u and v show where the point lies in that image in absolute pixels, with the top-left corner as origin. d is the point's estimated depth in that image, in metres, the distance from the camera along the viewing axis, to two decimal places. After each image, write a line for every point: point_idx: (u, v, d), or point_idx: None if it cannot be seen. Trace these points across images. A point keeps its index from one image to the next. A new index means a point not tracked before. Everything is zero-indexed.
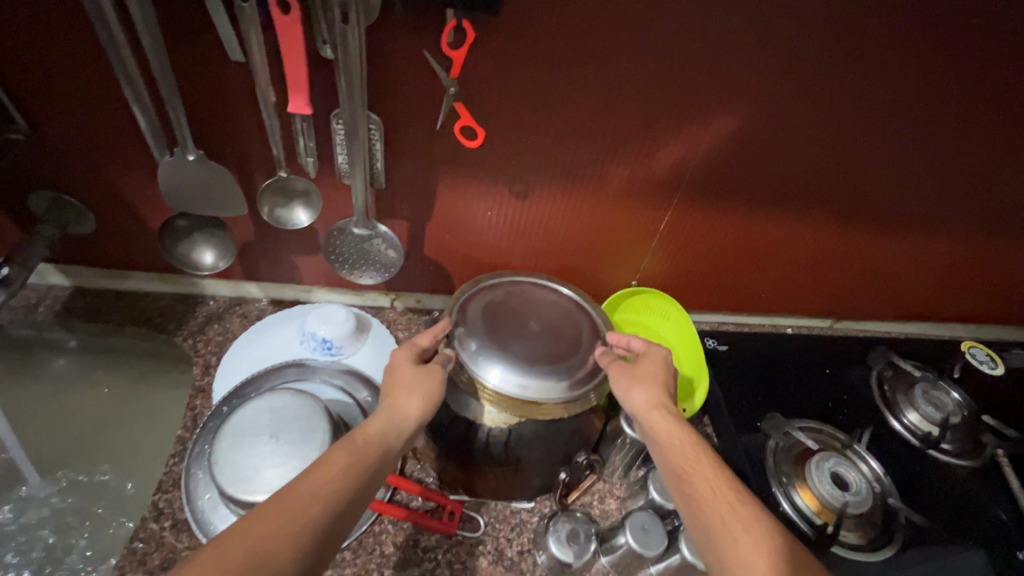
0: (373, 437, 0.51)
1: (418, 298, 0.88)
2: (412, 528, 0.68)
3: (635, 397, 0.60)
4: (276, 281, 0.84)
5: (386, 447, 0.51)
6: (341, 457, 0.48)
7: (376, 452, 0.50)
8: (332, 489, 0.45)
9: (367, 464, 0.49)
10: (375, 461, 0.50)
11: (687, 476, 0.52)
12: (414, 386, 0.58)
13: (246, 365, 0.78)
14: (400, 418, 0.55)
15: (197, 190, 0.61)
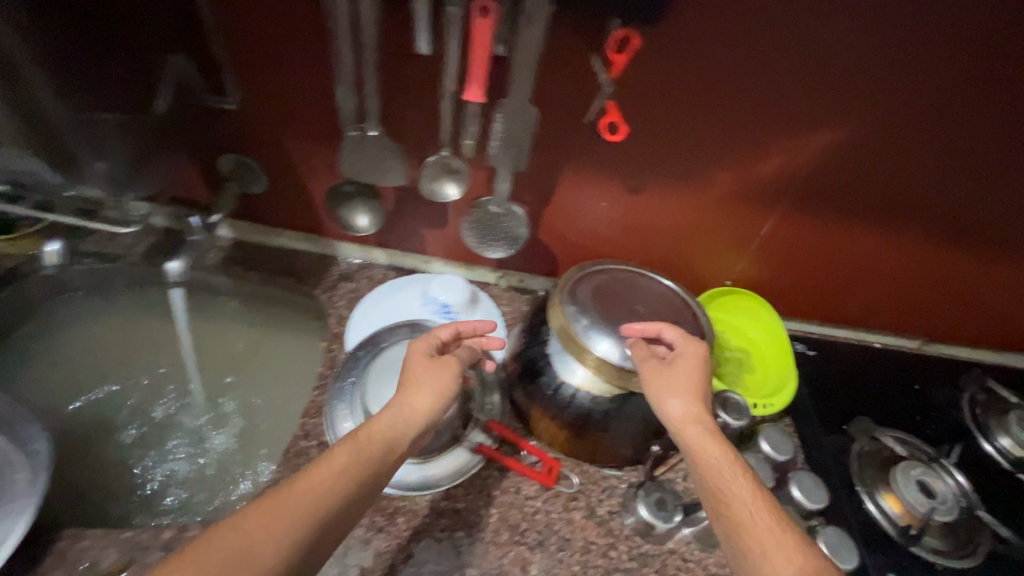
0: (382, 435, 0.55)
1: (522, 277, 0.97)
2: (514, 477, 0.75)
3: (670, 407, 0.62)
4: (402, 249, 0.95)
5: (391, 447, 0.55)
6: (341, 457, 0.51)
7: (378, 451, 0.54)
8: (324, 494, 0.48)
9: (367, 462, 0.52)
10: (378, 460, 0.53)
11: (724, 490, 0.56)
12: (428, 382, 0.61)
13: (373, 319, 0.88)
14: (405, 414, 0.58)
15: (368, 162, 0.71)
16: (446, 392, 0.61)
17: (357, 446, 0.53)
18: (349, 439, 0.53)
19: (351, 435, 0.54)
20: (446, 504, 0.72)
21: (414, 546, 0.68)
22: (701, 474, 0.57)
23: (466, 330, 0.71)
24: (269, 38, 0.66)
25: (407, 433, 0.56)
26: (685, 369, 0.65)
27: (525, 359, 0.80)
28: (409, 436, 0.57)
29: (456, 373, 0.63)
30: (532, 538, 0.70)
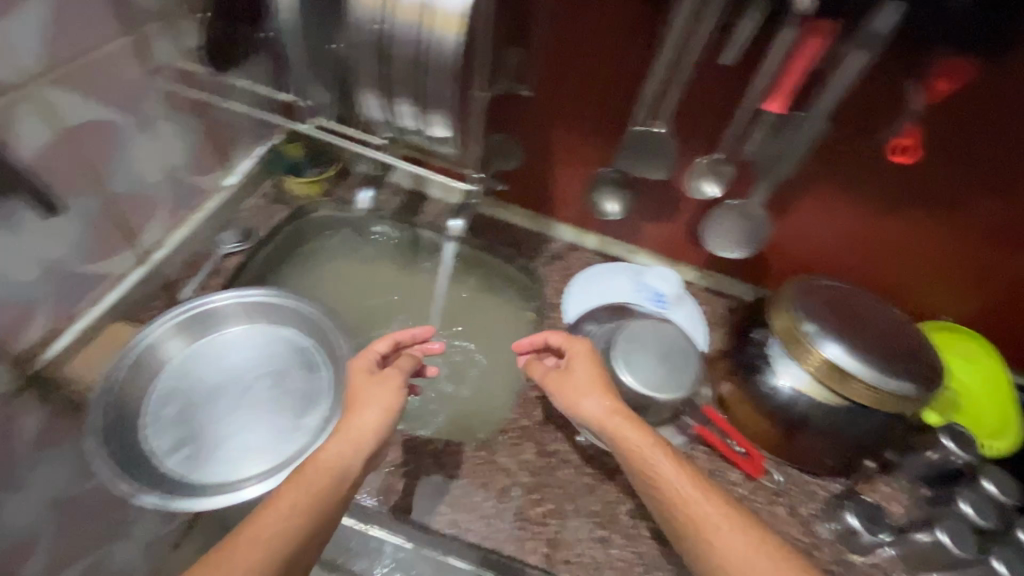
0: (322, 465, 0.58)
1: (721, 280, 1.01)
2: (720, 462, 0.81)
3: (586, 405, 0.67)
4: (613, 237, 1.03)
5: (331, 473, 0.57)
6: (285, 497, 0.54)
7: (319, 483, 0.56)
8: (295, 523, 0.53)
9: (323, 498, 0.55)
10: (328, 491, 0.56)
11: (653, 473, 0.62)
12: (375, 400, 0.63)
13: (589, 297, 0.96)
14: (349, 447, 0.60)
15: (640, 153, 0.79)
16: (390, 412, 0.63)
17: (300, 486, 0.55)
18: (296, 471, 0.57)
19: (299, 468, 0.57)
20: None
21: (635, 503, 0.76)
22: (613, 443, 0.65)
23: (405, 340, 0.72)
24: (588, 34, 0.73)
25: (346, 456, 0.59)
26: (581, 364, 0.71)
27: (739, 354, 0.86)
28: (339, 476, 0.58)
29: (400, 386, 0.65)
30: None
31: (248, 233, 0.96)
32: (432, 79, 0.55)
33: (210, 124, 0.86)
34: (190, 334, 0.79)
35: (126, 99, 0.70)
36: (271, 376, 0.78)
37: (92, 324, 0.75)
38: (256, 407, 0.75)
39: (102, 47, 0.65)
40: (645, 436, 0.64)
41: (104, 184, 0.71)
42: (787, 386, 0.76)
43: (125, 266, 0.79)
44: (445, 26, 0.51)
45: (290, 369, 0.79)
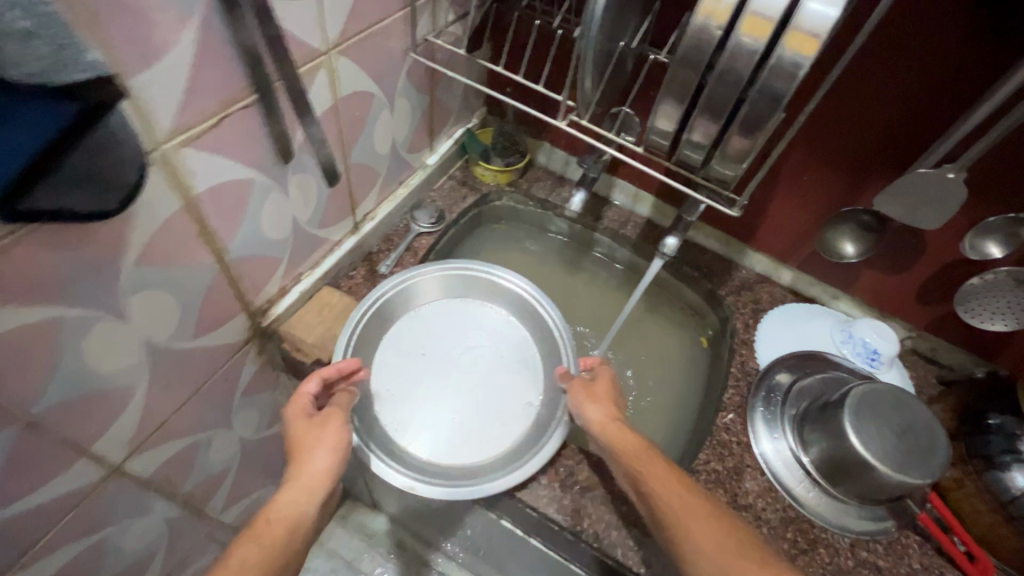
0: (277, 525, 0.56)
1: (937, 345, 0.89)
2: (939, 559, 0.71)
3: (589, 411, 0.69)
4: (813, 276, 0.93)
5: (294, 526, 0.56)
6: (241, 551, 0.53)
7: (281, 536, 0.55)
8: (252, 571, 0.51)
9: (278, 545, 0.54)
10: (282, 542, 0.55)
11: (672, 518, 0.59)
12: (324, 443, 0.62)
13: (785, 340, 0.88)
14: (306, 494, 0.59)
15: (918, 200, 0.68)
16: (338, 450, 0.62)
17: (263, 541, 0.54)
18: (253, 531, 0.55)
19: (256, 526, 0.55)
20: (868, 557, 0.70)
21: None
22: (610, 446, 0.66)
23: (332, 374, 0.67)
24: (896, 58, 0.63)
25: (296, 505, 0.58)
26: (603, 386, 0.73)
27: (977, 441, 0.74)
28: (302, 526, 0.57)
29: (345, 423, 0.64)
30: None
31: (440, 215, 0.95)
32: (756, 103, 0.50)
33: (431, 104, 0.86)
34: (446, 290, 0.82)
35: (385, 74, 0.70)
36: (496, 375, 0.76)
37: (309, 288, 0.77)
38: (469, 401, 0.74)
39: (384, 22, 0.64)
40: (681, 493, 0.60)
41: (350, 155, 0.72)
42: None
43: (341, 234, 0.80)
44: (803, 48, 0.45)
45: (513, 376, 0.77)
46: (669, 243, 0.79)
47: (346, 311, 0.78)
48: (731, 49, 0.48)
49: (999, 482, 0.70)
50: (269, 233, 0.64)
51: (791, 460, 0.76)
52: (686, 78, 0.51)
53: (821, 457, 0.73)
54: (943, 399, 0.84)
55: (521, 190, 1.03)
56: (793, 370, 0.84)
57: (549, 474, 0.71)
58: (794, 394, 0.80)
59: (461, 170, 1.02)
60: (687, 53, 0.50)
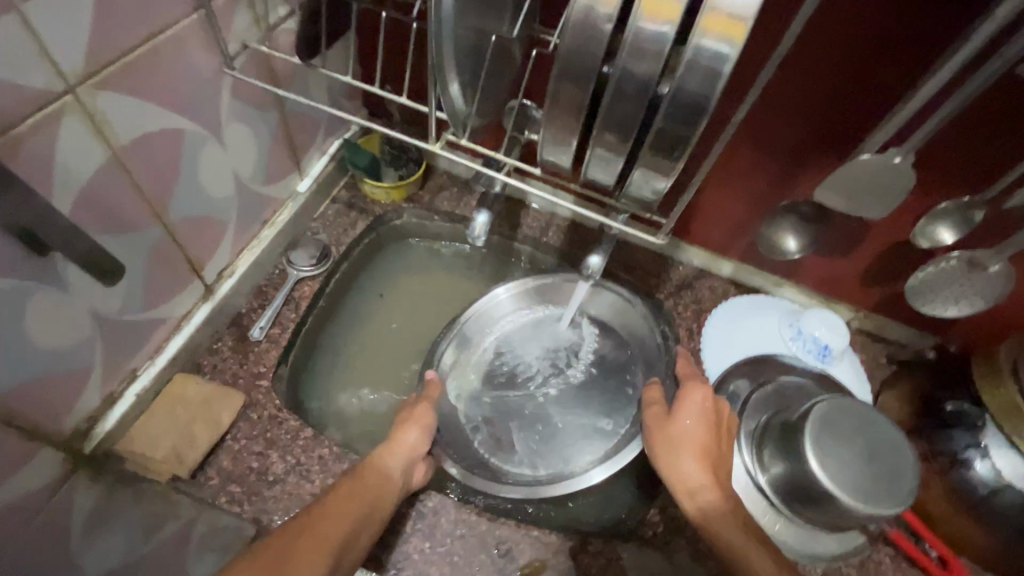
0: (375, 477, 0.53)
1: (884, 324, 0.83)
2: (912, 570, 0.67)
3: (665, 464, 0.57)
4: (753, 266, 0.84)
5: (390, 483, 0.54)
6: (341, 490, 0.51)
7: (376, 488, 0.53)
8: (346, 518, 0.49)
9: (370, 498, 0.51)
10: (375, 498, 0.52)
11: None
12: (416, 419, 0.60)
13: (732, 345, 0.80)
14: (407, 454, 0.57)
15: (863, 190, 0.59)
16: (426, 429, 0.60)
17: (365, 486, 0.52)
18: (356, 477, 0.53)
19: (363, 473, 0.53)
20: None
21: None
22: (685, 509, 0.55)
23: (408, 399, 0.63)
24: (824, 26, 0.52)
25: (393, 466, 0.55)
26: (699, 431, 0.57)
27: (939, 436, 0.68)
28: (397, 484, 0.55)
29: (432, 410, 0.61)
30: None
31: (324, 251, 0.78)
32: (672, 117, 0.36)
33: (286, 121, 0.68)
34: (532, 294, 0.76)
35: (195, 101, 0.52)
36: (567, 357, 0.74)
37: (150, 384, 0.60)
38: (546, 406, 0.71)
39: (165, 33, 0.46)
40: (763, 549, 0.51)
41: (166, 213, 0.54)
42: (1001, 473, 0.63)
43: (187, 304, 0.63)
44: (726, 31, 0.32)
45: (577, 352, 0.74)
46: (593, 262, 0.67)
47: (206, 405, 0.62)
48: (627, 43, 0.34)
49: (965, 481, 0.65)
50: (48, 344, 0.46)
51: (745, 475, 0.69)
52: (573, 89, 0.37)
53: (782, 479, 0.66)
54: (896, 385, 0.78)
55: (422, 204, 0.85)
56: (749, 377, 0.76)
57: (485, 565, 0.60)
58: (752, 405, 0.72)
59: (346, 189, 0.84)
60: (572, 57, 0.36)
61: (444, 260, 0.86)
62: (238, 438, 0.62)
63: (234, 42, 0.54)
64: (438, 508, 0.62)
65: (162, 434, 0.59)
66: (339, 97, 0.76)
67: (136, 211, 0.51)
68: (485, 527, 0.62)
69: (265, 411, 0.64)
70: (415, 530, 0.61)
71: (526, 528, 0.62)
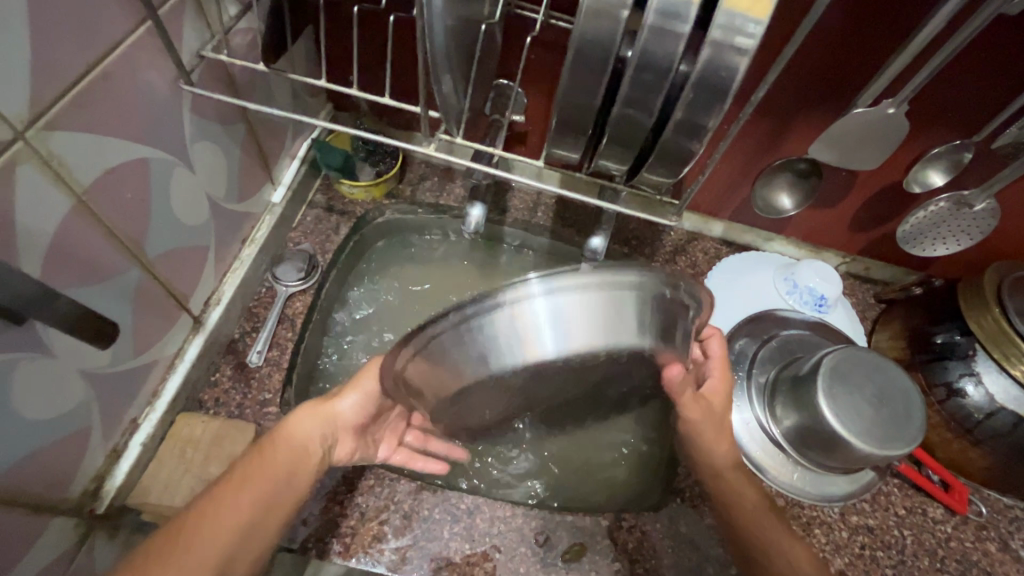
0: (285, 449, 0.49)
1: (870, 266, 0.85)
2: (918, 497, 0.71)
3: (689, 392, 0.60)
4: (743, 224, 0.85)
5: (301, 455, 0.49)
6: (242, 474, 0.46)
7: (283, 466, 0.48)
8: (241, 506, 0.44)
9: (278, 473, 0.47)
10: (284, 471, 0.48)
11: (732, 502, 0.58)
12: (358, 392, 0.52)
13: (732, 305, 0.81)
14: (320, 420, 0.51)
15: (855, 143, 0.59)
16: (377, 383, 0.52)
17: (272, 468, 0.47)
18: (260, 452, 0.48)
19: (270, 443, 0.49)
20: (858, 520, 0.69)
21: (840, 563, 0.66)
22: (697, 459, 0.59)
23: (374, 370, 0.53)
24: None
25: (310, 431, 0.50)
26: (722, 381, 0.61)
27: (935, 368, 0.71)
28: (308, 453, 0.50)
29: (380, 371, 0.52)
30: (954, 566, 0.67)
31: (310, 263, 0.74)
32: (695, 103, 0.35)
33: (251, 130, 0.63)
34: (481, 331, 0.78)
35: (155, 125, 0.47)
36: None
37: (154, 430, 0.57)
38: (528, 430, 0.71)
39: (114, 55, 0.41)
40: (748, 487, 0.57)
41: (143, 250, 0.50)
42: (990, 392, 0.65)
43: (178, 341, 0.59)
44: (751, 10, 0.31)
45: (544, 276, 0.39)
46: (595, 244, 0.66)
47: (217, 442, 0.59)
48: (648, 32, 0.33)
49: (961, 408, 0.68)
50: (39, 414, 0.43)
51: (759, 429, 0.71)
52: (588, 83, 0.36)
53: (795, 430, 0.68)
54: (889, 323, 0.80)
55: (405, 198, 0.80)
56: (753, 336, 0.77)
57: (527, 558, 0.60)
58: (760, 362, 0.74)
59: (323, 192, 0.79)
60: (587, 48, 0.34)
61: (438, 245, 0.81)
62: None
63: (188, 54, 0.49)
64: (473, 509, 0.62)
65: (176, 480, 0.56)
66: (303, 96, 0.70)
67: (112, 255, 0.46)
68: (522, 519, 0.62)
69: None
70: (454, 533, 0.61)
71: (562, 514, 0.62)
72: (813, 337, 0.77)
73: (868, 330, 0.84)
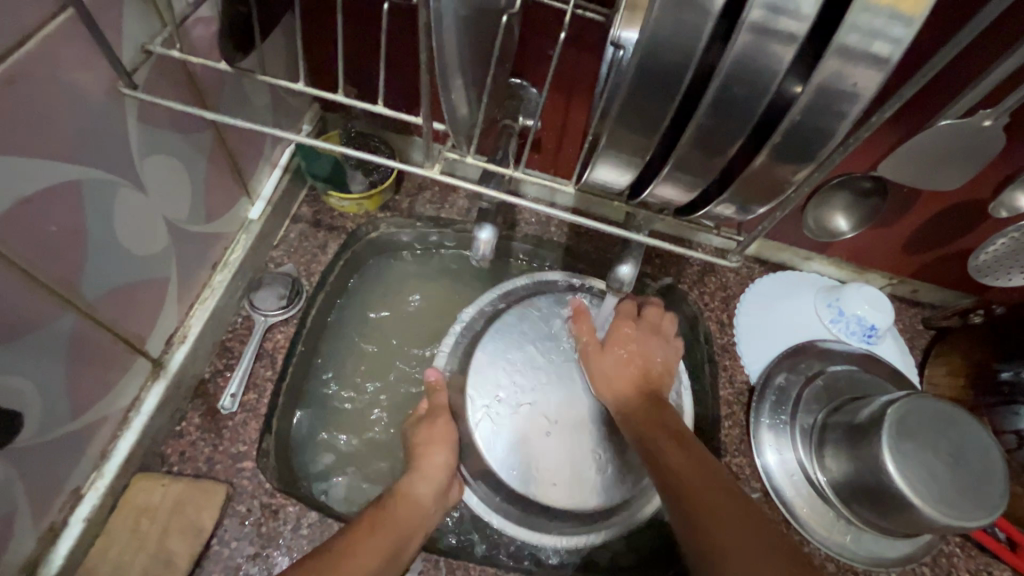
0: (404, 507, 0.51)
1: (919, 289, 0.76)
2: (983, 558, 0.63)
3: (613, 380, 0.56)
4: (780, 241, 0.75)
5: (421, 510, 0.52)
6: (367, 532, 0.48)
7: (406, 518, 0.51)
8: (362, 556, 0.46)
9: (398, 534, 0.49)
10: (403, 528, 0.50)
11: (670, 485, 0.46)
12: (439, 440, 0.56)
13: (769, 335, 0.72)
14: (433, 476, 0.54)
15: (938, 157, 0.50)
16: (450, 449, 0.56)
17: (394, 525, 0.50)
18: (385, 509, 0.51)
19: (390, 505, 0.51)
20: None
21: None
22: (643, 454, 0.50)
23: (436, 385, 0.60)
24: None
25: (422, 494, 0.53)
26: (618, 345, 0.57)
27: (1003, 413, 0.63)
28: (428, 510, 0.53)
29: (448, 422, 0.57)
30: None
31: (293, 288, 0.64)
32: (798, 129, 0.26)
33: (220, 138, 0.53)
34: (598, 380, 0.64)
35: (87, 140, 0.38)
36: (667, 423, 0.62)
37: (103, 499, 0.48)
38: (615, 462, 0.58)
39: (21, 52, 0.32)
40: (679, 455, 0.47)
41: (78, 292, 0.40)
42: None
43: (133, 390, 0.50)
44: (899, 5, 0.22)
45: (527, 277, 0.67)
46: (624, 272, 0.57)
47: (180, 510, 0.50)
48: (747, 33, 0.23)
49: None
50: None
51: (804, 480, 0.63)
52: (648, 98, 0.27)
53: (846, 484, 0.59)
54: (944, 356, 0.72)
55: (402, 211, 0.70)
56: (795, 371, 0.68)
57: None
58: (805, 403, 0.66)
59: (308, 204, 0.69)
60: (652, 52, 0.25)
61: (437, 265, 0.71)
62: (227, 541, 0.51)
63: (127, 49, 0.39)
64: None
65: (128, 560, 0.47)
66: (283, 97, 0.60)
67: (34, 303, 0.37)
68: None
69: (254, 500, 0.53)
70: None
71: None
72: (864, 373, 0.68)
73: (919, 362, 0.75)
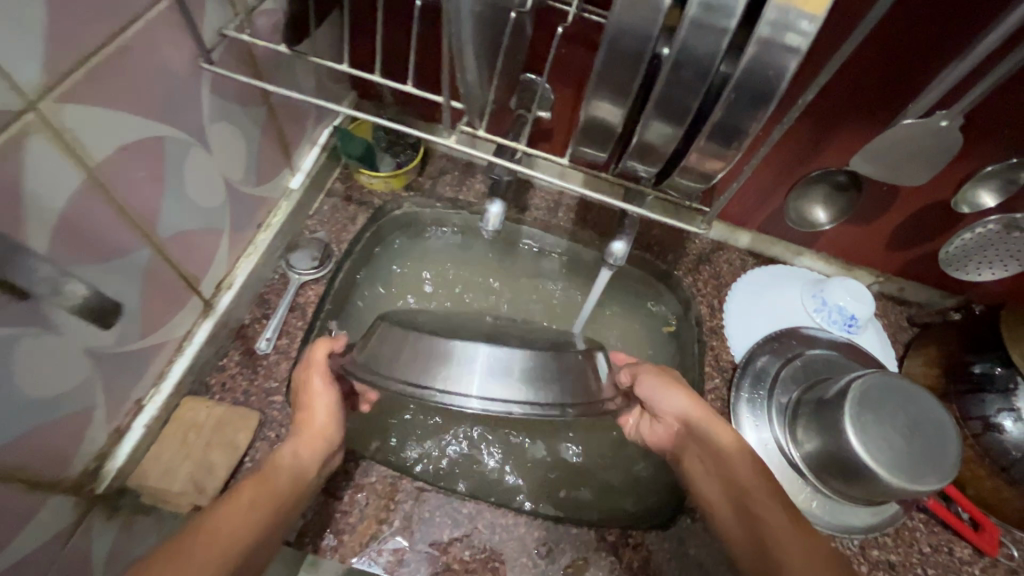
0: (284, 474, 0.49)
1: (905, 287, 0.80)
2: (945, 534, 0.67)
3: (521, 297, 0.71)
4: (771, 235, 0.81)
5: (299, 476, 0.49)
6: (244, 493, 0.45)
7: (284, 487, 0.47)
8: (234, 534, 0.41)
9: (274, 501, 0.46)
10: (282, 499, 0.47)
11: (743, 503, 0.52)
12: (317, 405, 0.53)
13: (754, 321, 0.77)
14: (312, 441, 0.52)
15: (903, 154, 0.56)
16: (335, 411, 0.54)
17: (268, 493, 0.46)
18: (256, 476, 0.47)
19: (262, 471, 0.48)
20: (879, 555, 0.65)
21: None
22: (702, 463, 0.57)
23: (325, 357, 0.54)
24: None
25: (304, 458, 0.50)
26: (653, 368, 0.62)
27: (971, 401, 0.66)
28: (305, 475, 0.50)
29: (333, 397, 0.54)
30: None
31: (325, 252, 0.72)
32: (736, 103, 0.34)
33: (272, 114, 0.62)
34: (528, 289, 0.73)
35: (172, 102, 0.46)
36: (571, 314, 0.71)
37: (158, 413, 0.56)
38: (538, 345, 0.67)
39: (133, 29, 0.40)
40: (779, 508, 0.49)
41: (155, 231, 0.49)
42: None
43: (187, 323, 0.59)
44: (807, 5, 0.29)
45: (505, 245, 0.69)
46: (617, 247, 0.63)
47: (220, 428, 0.58)
48: (689, 26, 0.31)
49: (998, 445, 0.63)
50: (44, 392, 0.42)
51: (777, 451, 0.67)
52: (620, 75, 0.34)
53: (816, 456, 0.64)
54: (923, 348, 0.76)
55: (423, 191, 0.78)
56: (777, 354, 0.74)
57: (527, 570, 0.58)
58: (782, 381, 0.71)
59: (341, 180, 0.78)
60: (621, 40, 0.33)
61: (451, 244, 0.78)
62: (258, 459, 0.59)
63: (209, 32, 0.48)
64: (473, 514, 0.60)
65: (175, 466, 0.55)
66: (327, 82, 0.69)
67: (124, 235, 0.46)
68: (523, 529, 0.60)
69: (282, 428, 0.61)
70: (454, 537, 0.59)
71: (564, 526, 0.60)
72: (840, 357, 0.73)
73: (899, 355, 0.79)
